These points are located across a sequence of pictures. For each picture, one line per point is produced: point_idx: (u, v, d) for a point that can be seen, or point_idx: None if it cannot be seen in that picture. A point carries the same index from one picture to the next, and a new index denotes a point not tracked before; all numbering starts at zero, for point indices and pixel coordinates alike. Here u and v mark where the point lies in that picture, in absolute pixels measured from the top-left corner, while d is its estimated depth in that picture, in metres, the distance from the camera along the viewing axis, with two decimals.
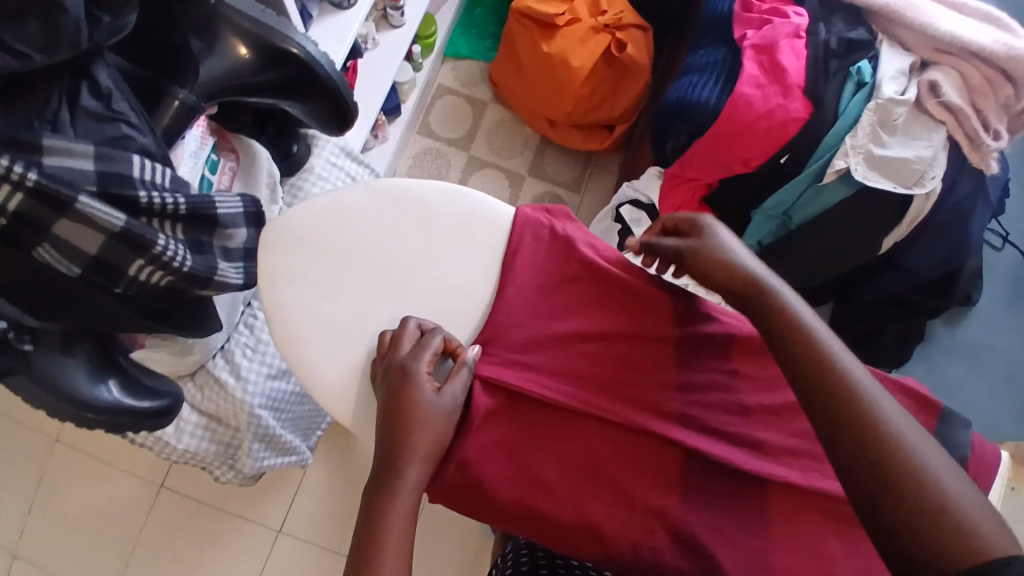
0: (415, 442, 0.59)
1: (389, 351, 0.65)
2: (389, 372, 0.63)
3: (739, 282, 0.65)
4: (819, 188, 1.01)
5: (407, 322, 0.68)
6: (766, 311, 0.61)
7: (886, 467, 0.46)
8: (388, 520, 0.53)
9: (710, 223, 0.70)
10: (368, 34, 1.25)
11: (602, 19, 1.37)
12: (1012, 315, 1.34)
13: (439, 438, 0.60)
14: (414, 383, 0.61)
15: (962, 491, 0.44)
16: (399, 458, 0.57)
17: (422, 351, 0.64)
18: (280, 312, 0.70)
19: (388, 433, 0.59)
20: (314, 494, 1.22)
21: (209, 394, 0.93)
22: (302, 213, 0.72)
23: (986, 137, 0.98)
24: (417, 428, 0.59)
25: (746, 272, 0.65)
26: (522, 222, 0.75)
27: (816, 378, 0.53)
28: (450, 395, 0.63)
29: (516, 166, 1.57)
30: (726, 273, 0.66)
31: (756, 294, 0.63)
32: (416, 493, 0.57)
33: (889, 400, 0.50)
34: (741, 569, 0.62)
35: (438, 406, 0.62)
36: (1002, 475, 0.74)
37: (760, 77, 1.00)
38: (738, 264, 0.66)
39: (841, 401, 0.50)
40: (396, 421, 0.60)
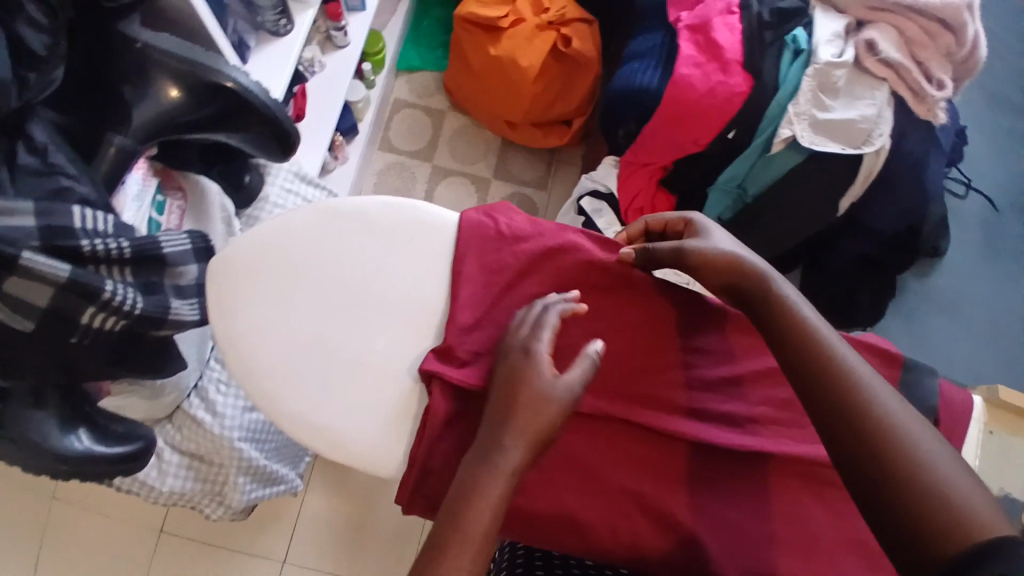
0: (518, 424, 0.57)
1: (519, 329, 0.66)
2: (506, 351, 0.64)
3: (733, 277, 0.65)
4: (770, 158, 1.02)
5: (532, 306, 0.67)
6: (763, 307, 0.61)
7: (879, 452, 0.47)
8: (477, 496, 0.54)
9: (698, 219, 0.71)
10: (313, 57, 1.24)
11: (546, 17, 1.38)
12: (982, 261, 1.35)
13: (548, 425, 0.58)
14: (535, 363, 0.61)
15: (954, 473, 0.44)
16: (504, 435, 0.57)
17: (545, 331, 0.64)
18: (234, 345, 0.67)
19: (499, 409, 0.60)
20: (313, 520, 1.22)
21: (187, 434, 0.94)
22: (246, 243, 0.69)
23: (930, 88, 0.99)
24: (524, 406, 0.58)
25: (738, 266, 0.64)
26: (468, 225, 0.72)
27: (812, 371, 0.54)
28: (570, 382, 0.60)
29: (481, 171, 1.58)
30: (725, 273, 0.65)
31: (754, 291, 0.63)
32: (512, 474, 0.55)
33: (885, 389, 0.51)
34: (717, 540, 0.65)
35: (554, 391, 0.59)
36: (976, 420, 0.74)
37: (697, 56, 1.01)
38: (731, 259, 0.65)
39: (839, 393, 0.51)
40: (508, 393, 0.60)
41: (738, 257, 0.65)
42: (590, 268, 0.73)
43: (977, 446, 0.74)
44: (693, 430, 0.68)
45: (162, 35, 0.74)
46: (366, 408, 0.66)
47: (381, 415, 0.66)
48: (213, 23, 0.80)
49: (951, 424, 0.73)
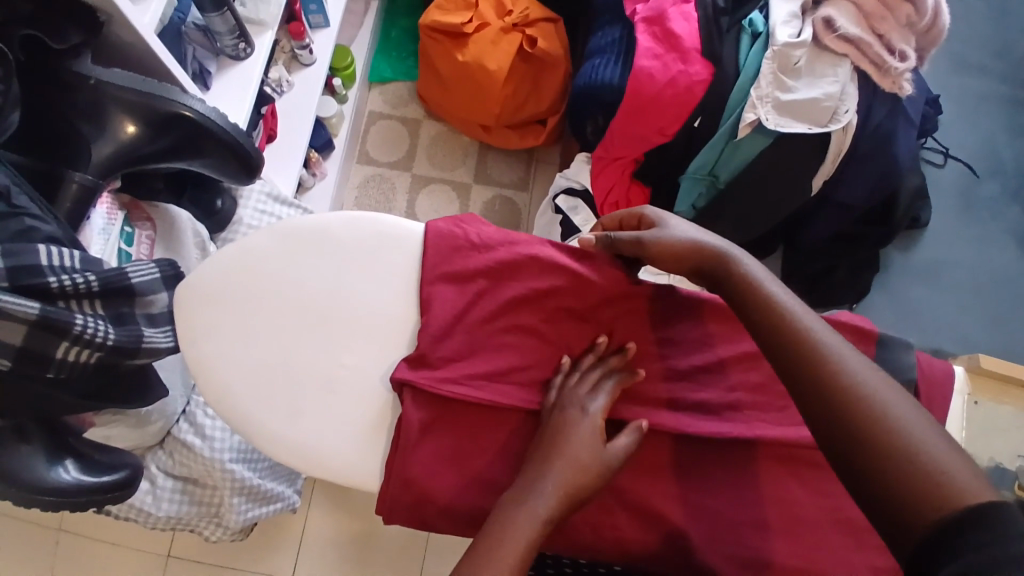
0: (556, 469, 0.58)
1: (573, 387, 0.65)
2: (555, 406, 0.64)
3: (697, 259, 0.65)
4: (737, 144, 1.02)
5: (585, 360, 0.67)
6: (732, 285, 0.61)
7: (856, 423, 0.46)
8: (506, 534, 0.54)
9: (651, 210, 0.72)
10: (281, 78, 1.24)
11: (510, 19, 1.39)
12: (964, 228, 1.35)
13: (591, 479, 0.58)
14: (588, 423, 0.61)
15: (928, 436, 0.44)
16: (545, 479, 0.57)
17: (597, 396, 0.64)
18: (205, 370, 0.68)
19: (540, 450, 0.60)
20: (317, 537, 1.23)
21: (179, 458, 0.94)
22: (210, 268, 0.69)
23: (892, 61, 0.99)
24: (567, 453, 0.59)
25: (700, 247, 0.64)
26: (434, 236, 0.70)
27: (786, 347, 0.53)
28: (617, 450, 0.60)
29: (460, 177, 1.59)
30: (687, 255, 0.65)
31: (722, 272, 0.62)
32: (543, 522, 0.55)
33: (856, 357, 0.50)
34: (696, 528, 0.65)
35: (602, 454, 0.59)
36: (959, 390, 0.75)
37: (655, 48, 1.01)
38: (693, 245, 0.65)
39: (811, 368, 0.51)
40: (551, 442, 0.60)
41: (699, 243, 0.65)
42: (562, 268, 0.70)
43: (961, 416, 0.74)
44: (673, 423, 0.67)
45: (115, 71, 0.74)
46: (341, 422, 0.67)
47: (356, 427, 0.67)
48: (168, 54, 0.81)
49: (930, 396, 0.73)
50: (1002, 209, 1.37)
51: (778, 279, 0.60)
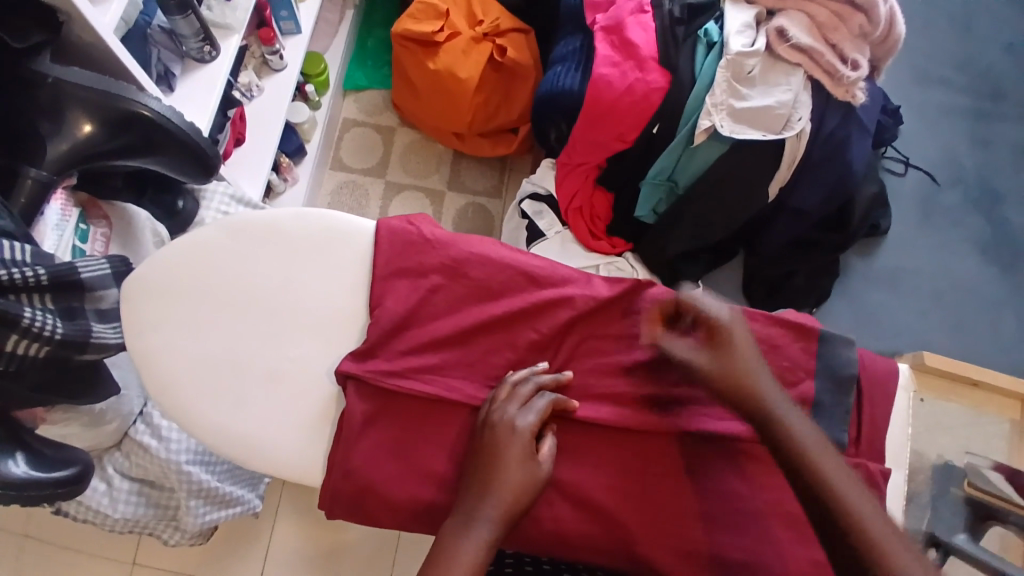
0: (496, 483, 0.57)
1: (503, 402, 0.63)
2: (486, 421, 0.62)
3: (750, 404, 0.59)
4: (693, 151, 1.05)
5: (515, 374, 0.65)
6: (758, 420, 0.58)
7: (843, 531, 0.50)
8: (455, 555, 0.54)
9: (725, 324, 0.63)
10: (250, 82, 1.26)
11: (480, 29, 1.41)
12: (924, 236, 1.38)
13: (529, 489, 0.58)
14: (519, 440, 0.60)
15: (902, 548, 0.49)
16: (488, 494, 0.57)
17: (528, 411, 0.62)
18: (149, 362, 0.65)
19: (477, 465, 0.60)
20: (285, 544, 1.22)
21: (136, 460, 0.94)
22: (159, 262, 0.67)
23: (844, 70, 1.02)
24: (504, 466, 0.58)
25: (752, 389, 0.59)
26: (385, 233, 0.67)
27: (777, 445, 0.57)
28: (546, 460, 0.61)
29: (435, 184, 1.62)
30: (747, 402, 0.59)
31: (760, 417, 0.58)
32: (486, 544, 0.55)
33: (835, 459, 0.55)
34: (638, 519, 0.66)
35: (534, 470, 0.59)
36: (904, 387, 0.75)
37: (614, 56, 1.04)
38: (746, 388, 0.60)
39: (805, 476, 0.54)
40: (485, 458, 0.59)
41: (758, 381, 0.60)
42: (516, 265, 0.69)
43: (909, 411, 0.75)
44: (614, 416, 0.68)
45: (74, 70, 0.75)
46: (286, 417, 0.64)
47: (301, 423, 0.64)
48: (125, 53, 0.81)
49: (877, 394, 0.73)
50: (961, 216, 1.40)
51: (774, 376, 0.61)
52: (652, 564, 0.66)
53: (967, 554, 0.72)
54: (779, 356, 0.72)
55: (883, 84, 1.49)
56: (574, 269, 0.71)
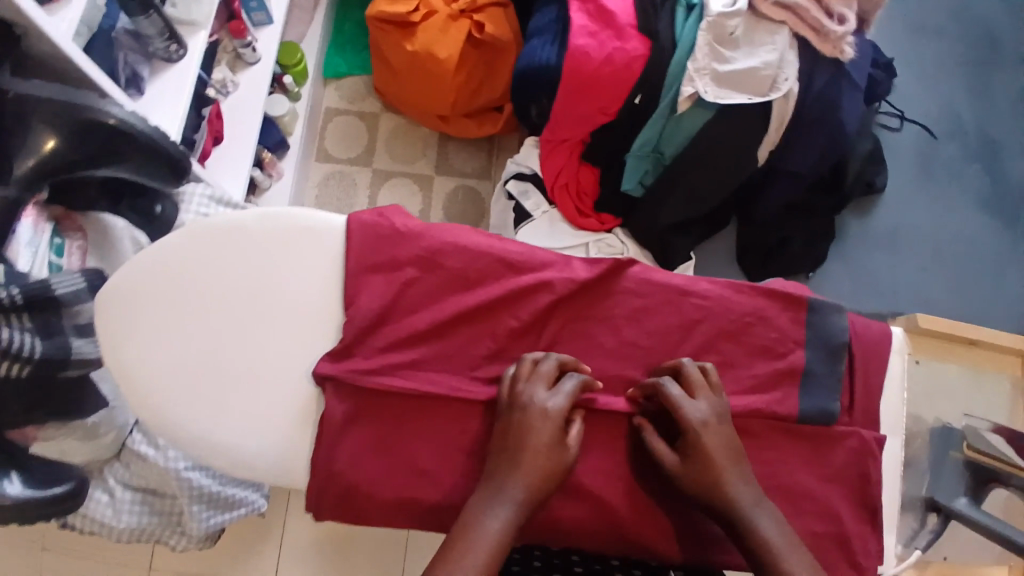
0: (524, 464, 0.57)
1: (528, 382, 0.62)
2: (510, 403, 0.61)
3: (718, 502, 0.59)
4: (678, 119, 1.02)
5: (544, 356, 0.64)
6: (725, 516, 0.59)
7: None
8: (477, 535, 0.54)
9: (692, 421, 0.61)
10: (224, 78, 1.23)
11: (456, 6, 1.37)
12: (923, 191, 1.34)
13: (555, 470, 0.58)
14: (549, 425, 0.59)
15: None
16: (514, 475, 0.57)
17: (557, 394, 0.61)
18: (132, 374, 0.65)
19: (501, 446, 0.59)
20: (297, 539, 1.23)
21: (135, 469, 0.95)
22: (130, 272, 0.66)
23: (831, 25, 0.97)
24: (530, 449, 0.58)
25: (721, 490, 0.59)
26: (357, 228, 0.66)
27: (740, 533, 0.58)
28: (573, 443, 0.60)
29: (423, 169, 1.59)
30: (716, 500, 0.59)
31: (727, 513, 0.59)
32: (508, 526, 0.55)
33: (793, 548, 0.56)
34: (628, 502, 0.66)
35: (561, 455, 0.59)
36: (898, 350, 0.74)
37: (590, 26, 1.00)
38: (715, 490, 0.59)
39: (765, 564, 0.56)
40: (510, 439, 0.59)
41: (730, 481, 0.59)
42: (493, 253, 0.68)
43: (904, 375, 0.74)
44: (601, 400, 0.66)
45: (36, 83, 0.75)
46: (267, 420, 0.64)
47: (284, 425, 0.64)
48: (88, 63, 0.80)
49: (870, 361, 0.71)
50: (960, 169, 1.36)
51: (744, 461, 0.61)
52: (648, 545, 0.66)
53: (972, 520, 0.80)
54: (769, 328, 0.70)
55: (875, 36, 1.43)
56: (553, 253, 0.70)
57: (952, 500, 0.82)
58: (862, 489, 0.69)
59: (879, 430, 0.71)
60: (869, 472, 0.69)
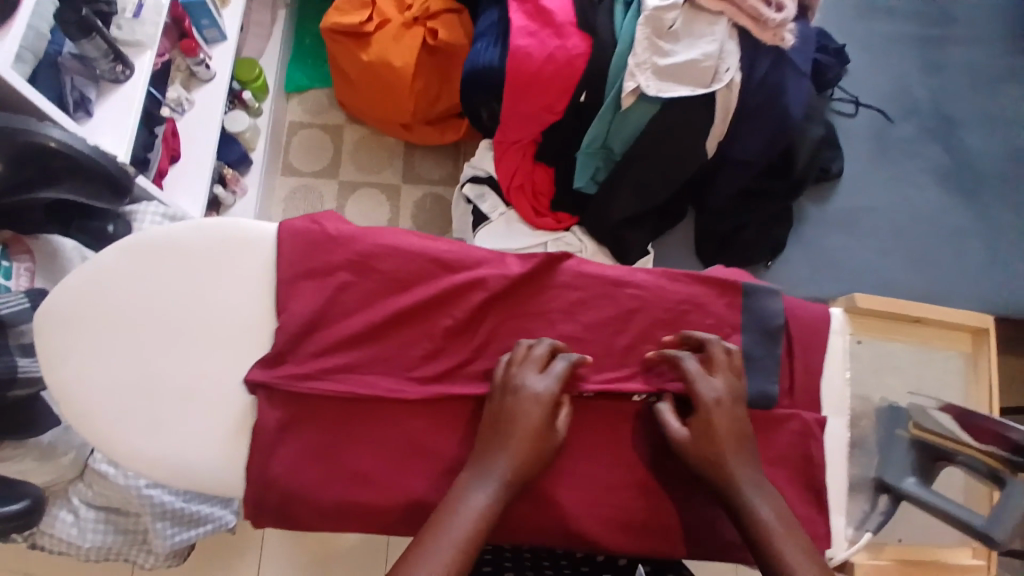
0: (513, 443, 0.59)
1: (521, 365, 0.63)
2: (502, 387, 0.62)
3: (717, 468, 0.61)
4: (624, 114, 1.02)
5: (539, 341, 0.65)
6: (720, 483, 0.61)
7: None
8: (462, 509, 0.56)
9: (705, 395, 0.63)
10: (179, 97, 1.23)
11: (410, 14, 1.37)
12: (881, 174, 1.36)
13: (541, 450, 0.59)
14: (538, 408, 0.60)
15: None
16: (500, 453, 0.59)
17: (547, 377, 0.62)
18: (68, 392, 0.65)
19: (488, 429, 0.61)
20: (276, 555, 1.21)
21: (99, 489, 0.93)
22: (64, 291, 0.66)
23: (769, 13, 0.99)
24: (517, 430, 0.59)
25: (723, 458, 0.61)
26: (287, 236, 0.66)
27: (732, 500, 0.60)
28: (562, 424, 0.61)
29: (389, 178, 1.60)
30: (715, 466, 0.61)
31: (721, 480, 0.61)
32: (489, 504, 0.56)
33: (781, 520, 0.59)
34: (573, 495, 0.66)
35: (549, 437, 0.60)
36: (837, 330, 0.74)
37: (530, 26, 1.01)
38: (716, 457, 0.61)
39: (755, 530, 0.58)
40: (498, 419, 0.61)
41: (734, 462, 0.61)
42: (426, 254, 0.68)
43: (847, 355, 0.75)
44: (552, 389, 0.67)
45: None
46: (205, 431, 0.64)
47: (222, 434, 0.64)
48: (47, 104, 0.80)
49: (810, 341, 0.72)
50: (918, 149, 1.37)
51: (750, 438, 0.63)
52: (592, 540, 0.66)
53: (924, 503, 0.74)
54: (705, 315, 0.71)
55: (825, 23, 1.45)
56: (487, 251, 0.70)
57: (902, 481, 0.76)
58: (805, 470, 0.69)
59: (822, 413, 0.72)
60: (812, 452, 0.69)
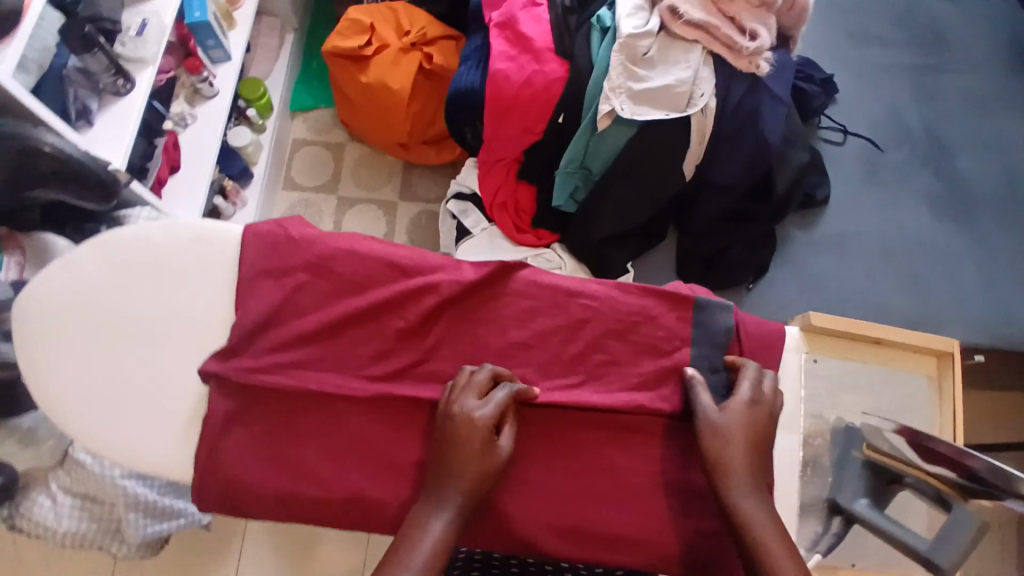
0: (460, 472, 0.60)
1: (461, 392, 0.63)
2: (443, 413, 0.63)
3: (722, 454, 0.62)
4: (600, 136, 1.05)
5: (480, 368, 0.66)
6: (721, 473, 0.62)
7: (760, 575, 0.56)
8: (418, 545, 0.56)
9: (747, 390, 0.65)
10: (182, 112, 1.31)
11: (407, 39, 1.44)
12: (873, 201, 1.33)
13: (485, 476, 0.60)
14: (478, 433, 0.60)
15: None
16: (449, 485, 0.59)
17: (487, 403, 0.62)
18: (35, 378, 0.67)
19: (434, 456, 0.62)
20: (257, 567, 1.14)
21: (77, 477, 0.96)
22: (37, 283, 0.68)
23: (743, 41, 1.01)
24: (459, 457, 0.60)
25: (739, 445, 0.62)
26: (252, 237, 0.70)
27: (725, 494, 0.61)
28: (506, 445, 0.62)
29: (387, 195, 1.64)
30: (727, 450, 0.62)
31: (722, 470, 0.62)
32: (443, 537, 0.57)
33: (769, 521, 0.59)
34: (518, 500, 0.67)
35: (492, 459, 0.60)
36: (792, 348, 0.75)
37: (509, 50, 1.06)
38: (729, 443, 0.62)
39: (748, 525, 0.59)
40: (442, 445, 0.61)
41: (745, 455, 0.62)
42: (383, 257, 0.71)
43: (801, 372, 0.75)
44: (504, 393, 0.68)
45: None
46: (163, 419, 0.66)
47: (179, 422, 0.66)
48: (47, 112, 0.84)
49: (759, 357, 0.73)
50: (909, 177, 1.35)
51: (771, 440, 0.65)
52: (538, 549, 0.67)
53: (873, 525, 0.82)
54: (656, 327, 0.72)
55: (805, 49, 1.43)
56: (443, 257, 0.73)
57: (852, 502, 0.84)
58: None
59: None
60: None
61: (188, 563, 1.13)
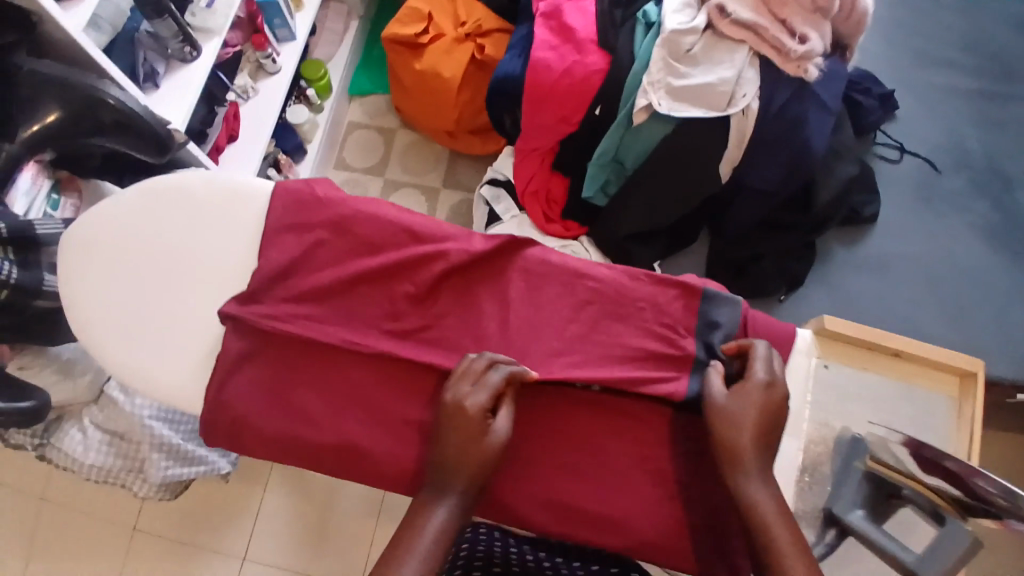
0: (458, 461, 0.61)
1: (458, 381, 0.65)
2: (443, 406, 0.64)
3: (732, 442, 0.62)
4: (636, 130, 1.05)
5: (476, 356, 0.67)
6: (728, 460, 0.62)
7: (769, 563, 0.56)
8: (422, 533, 0.57)
9: (760, 373, 0.64)
10: (245, 85, 1.39)
11: (462, 29, 1.47)
12: (927, 224, 1.26)
13: (479, 462, 0.60)
14: (471, 418, 0.62)
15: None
16: (451, 481, 0.60)
17: (481, 389, 0.63)
18: (74, 303, 0.73)
19: (434, 441, 0.63)
20: (273, 521, 1.19)
21: (109, 413, 1.04)
22: (87, 219, 0.75)
23: (791, 44, 1.00)
24: (453, 438, 0.62)
25: (749, 431, 0.62)
26: (280, 193, 0.74)
27: (733, 483, 0.61)
28: (501, 429, 0.63)
29: (431, 181, 1.69)
30: (736, 436, 0.62)
31: (731, 458, 0.62)
32: (446, 529, 0.58)
33: (779, 509, 0.58)
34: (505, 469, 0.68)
35: (488, 442, 0.62)
36: (804, 351, 0.73)
37: (552, 40, 1.08)
38: (739, 430, 0.62)
39: (757, 514, 0.58)
40: (441, 427, 0.63)
41: (754, 444, 0.61)
42: (398, 223, 0.74)
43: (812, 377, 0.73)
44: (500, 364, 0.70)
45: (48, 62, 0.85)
46: (181, 352, 0.71)
47: (195, 356, 0.71)
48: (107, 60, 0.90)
49: None
50: (967, 202, 1.27)
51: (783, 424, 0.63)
52: (527, 521, 0.68)
53: (861, 533, 0.79)
54: (661, 315, 0.72)
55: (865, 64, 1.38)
56: (455, 227, 0.75)
57: (847, 512, 0.82)
58: None
59: None
60: None
61: (208, 509, 1.20)
